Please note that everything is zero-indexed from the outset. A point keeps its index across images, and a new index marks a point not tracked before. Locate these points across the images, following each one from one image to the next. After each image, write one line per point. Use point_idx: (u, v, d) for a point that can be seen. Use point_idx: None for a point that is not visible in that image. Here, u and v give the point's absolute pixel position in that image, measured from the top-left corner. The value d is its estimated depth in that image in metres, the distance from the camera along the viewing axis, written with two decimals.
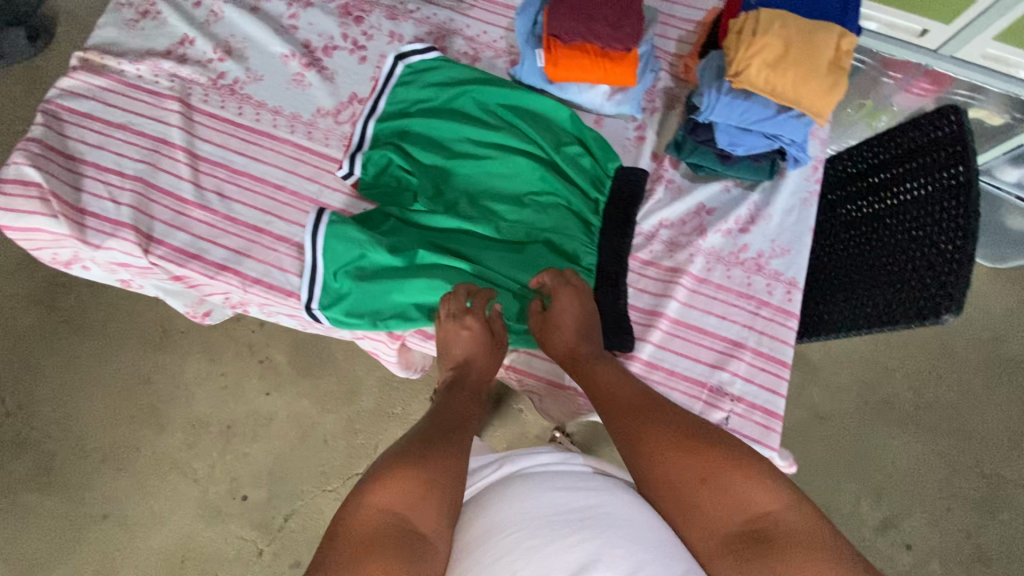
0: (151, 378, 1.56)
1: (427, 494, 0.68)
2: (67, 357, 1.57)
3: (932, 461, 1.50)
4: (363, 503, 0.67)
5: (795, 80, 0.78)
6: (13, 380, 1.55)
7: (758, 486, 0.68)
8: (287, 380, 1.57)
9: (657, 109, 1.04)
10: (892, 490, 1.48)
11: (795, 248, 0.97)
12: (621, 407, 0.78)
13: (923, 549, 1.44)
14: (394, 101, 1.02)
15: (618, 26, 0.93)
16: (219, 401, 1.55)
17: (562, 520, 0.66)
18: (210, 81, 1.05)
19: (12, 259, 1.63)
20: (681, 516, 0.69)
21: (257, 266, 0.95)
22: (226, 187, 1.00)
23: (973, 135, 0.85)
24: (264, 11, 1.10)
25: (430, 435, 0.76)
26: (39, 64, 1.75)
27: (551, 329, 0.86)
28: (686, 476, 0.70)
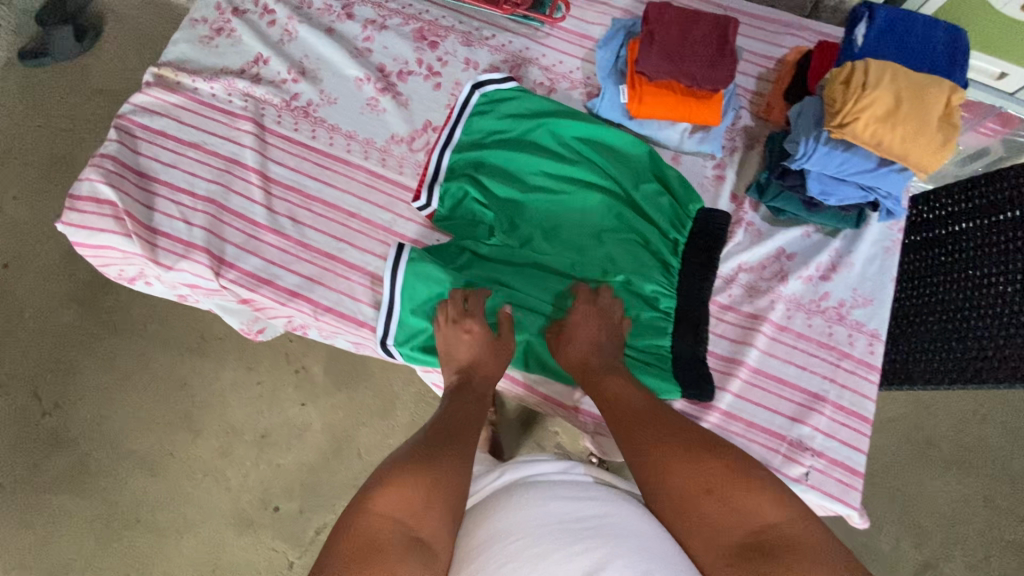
0: (188, 384, 1.49)
1: (429, 498, 0.68)
2: (106, 358, 1.50)
3: (975, 505, 1.46)
4: (363, 512, 0.66)
5: (905, 136, 0.75)
6: (48, 378, 1.48)
7: (762, 500, 0.68)
8: (323, 391, 1.48)
9: (737, 148, 1.01)
10: (934, 531, 1.44)
11: (878, 299, 0.94)
12: (633, 421, 0.78)
13: None
14: (471, 131, 1.01)
15: (711, 66, 0.90)
16: (255, 409, 1.47)
17: (566, 527, 0.67)
18: (283, 102, 1.04)
19: (53, 255, 1.55)
20: (684, 525, 0.70)
21: (329, 295, 0.94)
22: (299, 213, 0.98)
23: None
24: (339, 32, 1.09)
25: (433, 439, 0.77)
26: (86, 63, 1.67)
27: (570, 340, 0.87)
28: (691, 487, 0.71)
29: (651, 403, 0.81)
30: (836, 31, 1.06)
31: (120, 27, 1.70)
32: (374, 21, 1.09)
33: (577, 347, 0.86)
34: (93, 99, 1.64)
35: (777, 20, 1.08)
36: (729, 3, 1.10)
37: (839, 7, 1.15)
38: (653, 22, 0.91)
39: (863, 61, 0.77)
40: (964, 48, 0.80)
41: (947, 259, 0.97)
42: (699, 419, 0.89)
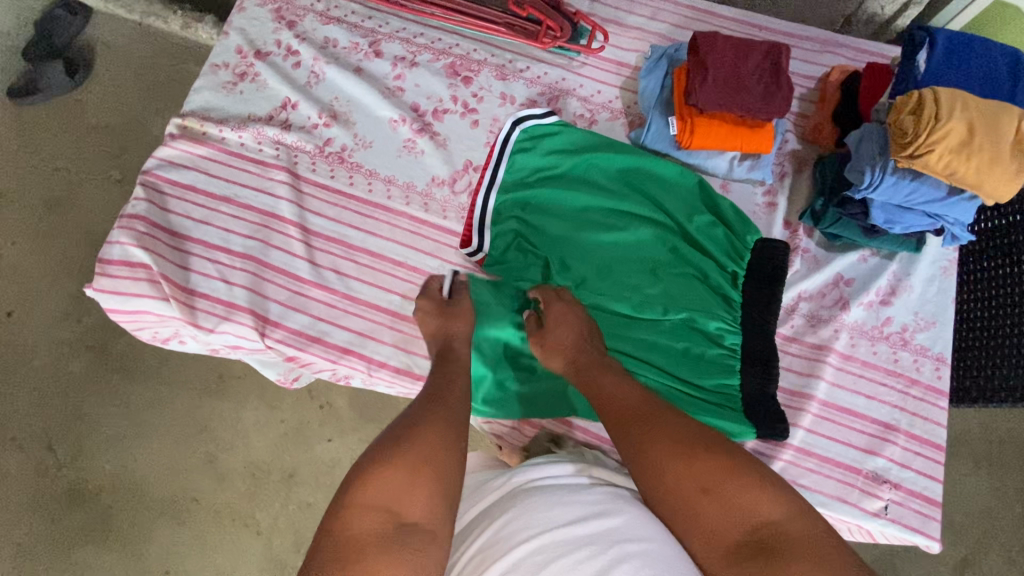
0: (210, 426, 1.38)
1: (417, 480, 0.62)
2: (122, 406, 1.38)
3: (1009, 498, 1.46)
4: (345, 506, 0.59)
5: (979, 167, 0.74)
6: (59, 428, 1.36)
7: (759, 496, 0.64)
8: (350, 425, 1.39)
9: (786, 174, 1.00)
10: (972, 528, 1.44)
11: (940, 321, 0.93)
12: (627, 417, 0.73)
13: None
14: (514, 170, 0.99)
15: (768, 98, 0.87)
16: (281, 448, 1.37)
17: (563, 538, 0.62)
18: (317, 149, 1.00)
19: (58, 301, 1.42)
20: (679, 520, 0.66)
21: (383, 349, 0.91)
22: (343, 264, 0.95)
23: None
24: (368, 71, 1.05)
25: (419, 415, 0.69)
26: (79, 98, 1.52)
27: (553, 350, 0.83)
28: (686, 484, 0.66)
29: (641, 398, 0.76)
30: (872, 47, 1.06)
31: (110, 55, 1.55)
32: (404, 58, 1.05)
33: (559, 353, 0.83)
34: (90, 136, 1.50)
35: (813, 38, 1.07)
36: (764, 22, 1.08)
37: (873, 19, 1.14)
38: (705, 52, 0.89)
39: (929, 92, 0.77)
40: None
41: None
42: (772, 457, 0.88)
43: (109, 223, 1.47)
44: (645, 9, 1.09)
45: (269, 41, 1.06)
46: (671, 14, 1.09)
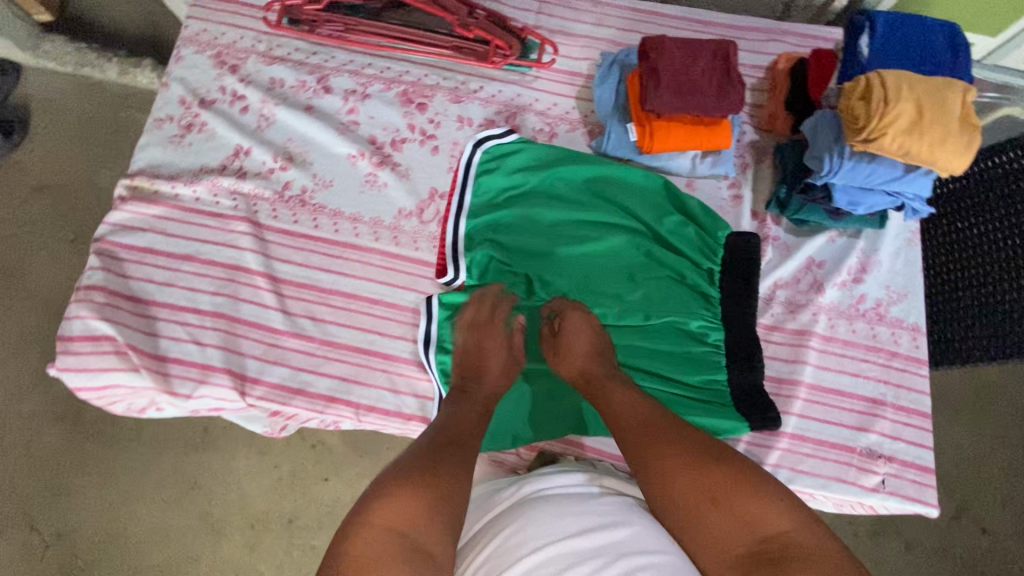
0: (201, 483, 1.33)
1: (433, 511, 0.61)
2: (104, 476, 1.32)
3: (992, 444, 1.55)
4: (360, 525, 0.58)
5: (931, 143, 0.76)
6: (40, 509, 1.29)
7: (769, 506, 0.63)
8: (347, 461, 1.36)
9: (748, 164, 1.01)
10: (961, 476, 1.53)
11: (911, 292, 0.96)
12: (636, 429, 0.73)
13: (997, 532, 1.49)
14: (481, 193, 0.98)
15: (722, 96, 0.88)
16: (277, 496, 1.33)
17: (571, 552, 0.62)
18: (276, 195, 0.97)
19: (21, 377, 1.35)
20: (686, 531, 0.65)
21: (369, 393, 0.89)
22: (317, 309, 0.92)
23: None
24: (319, 108, 1.03)
25: (432, 446, 0.69)
26: (18, 159, 1.45)
27: (564, 353, 0.83)
28: (695, 494, 0.65)
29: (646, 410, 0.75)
30: (815, 31, 1.08)
31: (45, 112, 1.48)
32: (355, 91, 1.04)
33: (568, 358, 0.83)
34: (35, 198, 1.43)
35: (756, 28, 1.10)
36: (707, 17, 1.10)
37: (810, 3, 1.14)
38: (655, 57, 0.89)
39: (875, 75, 0.78)
40: (964, 46, 0.82)
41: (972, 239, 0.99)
42: (769, 447, 0.88)
43: (65, 286, 1.40)
44: (591, 17, 1.10)
45: (213, 88, 1.03)
46: (616, 19, 1.10)
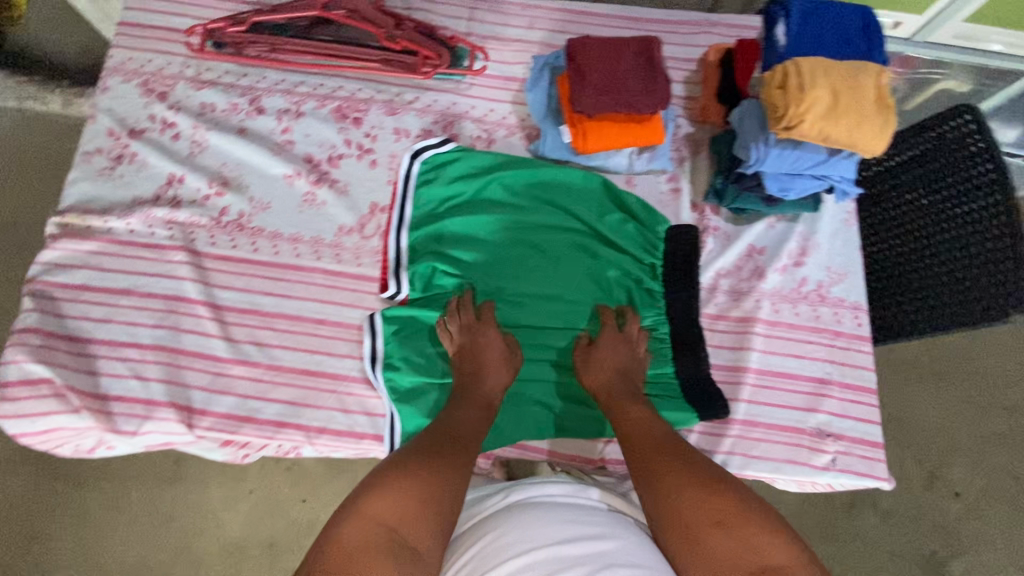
0: (171, 516, 1.30)
1: (423, 511, 0.63)
2: (68, 519, 1.28)
3: (957, 407, 1.61)
4: (353, 514, 0.61)
5: (849, 127, 0.77)
6: (4, 558, 1.26)
7: (770, 537, 0.64)
8: (323, 480, 1.34)
9: (685, 157, 1.02)
10: (931, 442, 1.58)
11: (851, 271, 0.98)
12: (649, 447, 0.75)
13: (969, 494, 1.55)
14: (421, 204, 0.98)
15: (649, 91, 0.88)
16: (254, 522, 1.31)
17: (557, 557, 0.62)
18: (213, 221, 0.96)
19: None
20: (680, 549, 0.66)
21: (319, 414, 0.88)
22: (261, 334, 0.91)
23: (1010, 174, 0.89)
24: (253, 130, 1.02)
25: (431, 446, 0.72)
26: None
27: (595, 364, 0.86)
28: (699, 515, 0.66)
29: (662, 432, 0.78)
30: (741, 21, 1.10)
31: None
32: (288, 110, 1.03)
33: (597, 367, 0.86)
34: None
35: (685, 21, 1.11)
36: (635, 13, 1.11)
37: None
38: (580, 58, 0.90)
39: (791, 62, 0.79)
40: (877, 30, 0.84)
41: (916, 213, 1.00)
42: (720, 434, 0.90)
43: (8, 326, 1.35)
44: (522, 20, 1.10)
45: (141, 117, 1.01)
46: (547, 21, 1.11)
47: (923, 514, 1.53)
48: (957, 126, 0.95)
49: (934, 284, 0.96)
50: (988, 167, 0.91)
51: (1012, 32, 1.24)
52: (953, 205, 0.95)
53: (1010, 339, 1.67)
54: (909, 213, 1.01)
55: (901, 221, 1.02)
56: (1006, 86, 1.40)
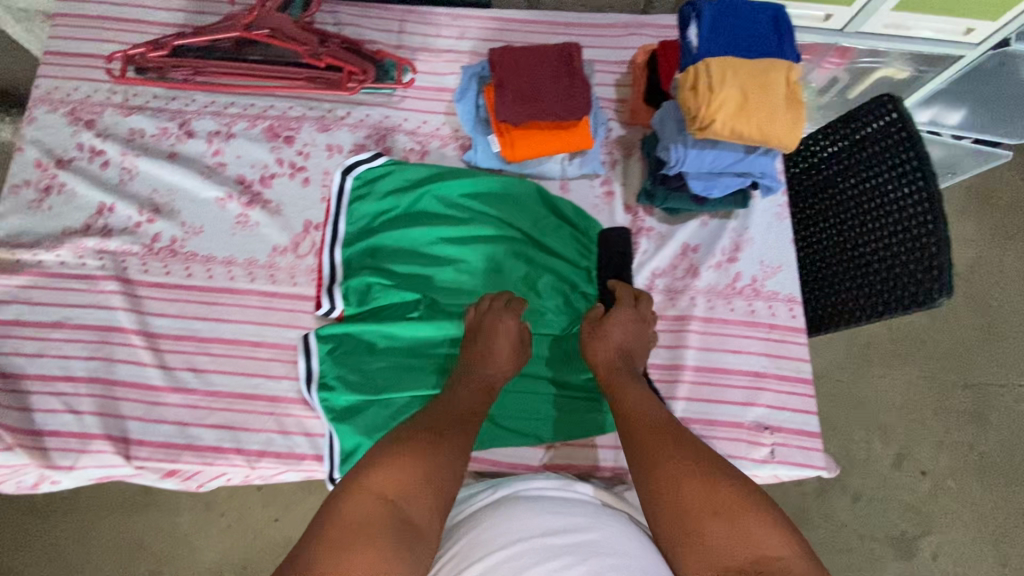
0: (137, 545, 1.29)
1: (427, 485, 0.62)
2: (29, 555, 1.26)
3: (921, 386, 1.64)
4: (355, 488, 0.60)
5: (760, 124, 0.78)
6: None
7: (770, 527, 0.58)
8: (294, 498, 1.33)
9: (617, 160, 1.04)
10: (897, 423, 1.61)
11: (784, 264, 0.99)
12: (649, 430, 0.70)
13: (937, 472, 1.57)
14: (355, 220, 0.98)
15: (569, 99, 0.89)
16: (227, 545, 1.30)
17: (540, 547, 0.59)
18: (145, 248, 0.96)
19: None
20: (674, 540, 0.61)
21: (258, 437, 0.88)
22: (198, 360, 0.91)
23: (930, 160, 0.90)
24: (183, 154, 1.01)
25: (434, 424, 0.71)
26: None
27: (597, 337, 0.84)
28: (696, 507, 0.60)
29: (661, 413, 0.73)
30: (668, 22, 1.12)
31: None
32: (218, 132, 1.02)
33: (602, 341, 0.84)
34: None
35: (614, 24, 1.12)
36: (564, 18, 1.12)
37: None
38: (500, 69, 0.90)
39: (702, 63, 0.80)
40: (787, 28, 0.85)
41: (848, 203, 1.01)
42: None
43: None
44: (452, 31, 1.11)
45: (69, 146, 1.01)
46: (478, 30, 1.11)
47: (893, 494, 1.55)
48: (880, 116, 0.96)
49: (870, 271, 0.96)
50: (911, 153, 0.92)
51: (939, 18, 1.26)
52: (880, 193, 0.96)
53: (970, 319, 1.70)
54: (842, 204, 1.02)
55: (837, 212, 1.04)
56: (942, 72, 1.42)
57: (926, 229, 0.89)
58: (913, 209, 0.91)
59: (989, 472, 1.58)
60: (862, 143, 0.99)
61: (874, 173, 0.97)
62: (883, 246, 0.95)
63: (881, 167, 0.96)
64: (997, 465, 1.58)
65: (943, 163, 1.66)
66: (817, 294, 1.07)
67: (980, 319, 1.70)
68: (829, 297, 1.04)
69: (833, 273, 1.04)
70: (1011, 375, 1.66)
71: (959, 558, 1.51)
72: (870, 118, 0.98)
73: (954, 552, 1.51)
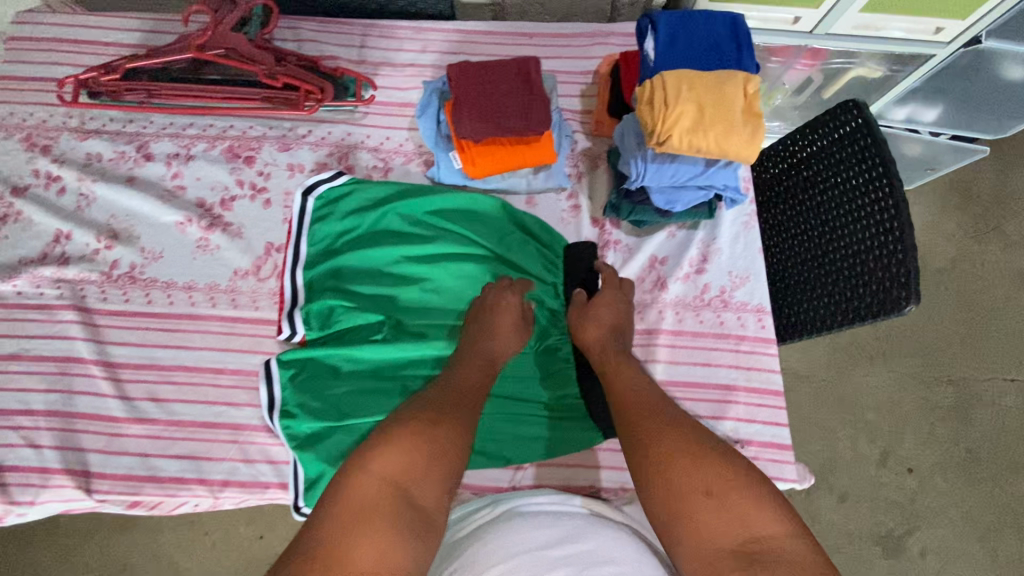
0: (117, 568, 1.25)
1: (431, 468, 0.61)
2: None
3: (904, 382, 1.62)
4: (358, 471, 0.59)
5: (717, 138, 0.77)
6: None
7: (764, 508, 0.58)
8: (279, 514, 1.31)
9: (582, 173, 1.03)
10: (882, 421, 1.59)
11: (753, 274, 0.98)
12: (642, 406, 0.71)
13: (923, 469, 1.56)
14: (317, 241, 0.96)
15: (527, 114, 0.88)
16: (211, 563, 1.26)
17: (536, 559, 0.58)
18: (104, 276, 0.94)
19: None
20: (663, 514, 0.60)
21: (221, 466, 0.87)
22: (159, 389, 0.90)
23: (895, 166, 0.86)
24: (142, 178, 1.00)
25: (436, 403, 0.70)
26: None
27: (589, 319, 0.86)
28: (687, 482, 0.60)
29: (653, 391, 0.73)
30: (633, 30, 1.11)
31: None
32: (178, 154, 1.01)
33: (595, 323, 0.85)
34: None
35: (578, 33, 1.11)
36: (528, 29, 1.11)
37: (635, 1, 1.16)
38: (457, 86, 0.89)
39: (658, 77, 0.79)
40: (746, 38, 0.84)
41: (818, 209, 0.99)
42: None
43: None
44: (415, 44, 1.09)
45: (25, 173, 0.99)
46: (441, 43, 1.10)
47: (880, 493, 1.54)
48: (845, 121, 0.92)
49: (840, 278, 0.94)
50: (876, 159, 0.88)
51: (909, 17, 1.24)
52: (847, 199, 0.93)
53: (952, 313, 1.68)
54: (812, 210, 1.00)
55: (807, 218, 1.02)
56: (914, 70, 1.40)
57: (892, 236, 0.86)
58: (879, 215, 0.88)
59: (974, 468, 1.56)
60: (828, 148, 0.96)
61: (841, 178, 0.94)
62: (852, 252, 0.93)
63: (847, 173, 0.93)
64: (982, 461, 1.57)
65: (923, 159, 1.64)
66: (793, 301, 1.05)
67: (964, 313, 1.68)
68: (804, 304, 1.03)
69: (806, 280, 1.02)
70: (993, 369, 1.63)
71: (947, 554, 1.50)
72: (835, 123, 0.95)
73: (943, 549, 1.50)
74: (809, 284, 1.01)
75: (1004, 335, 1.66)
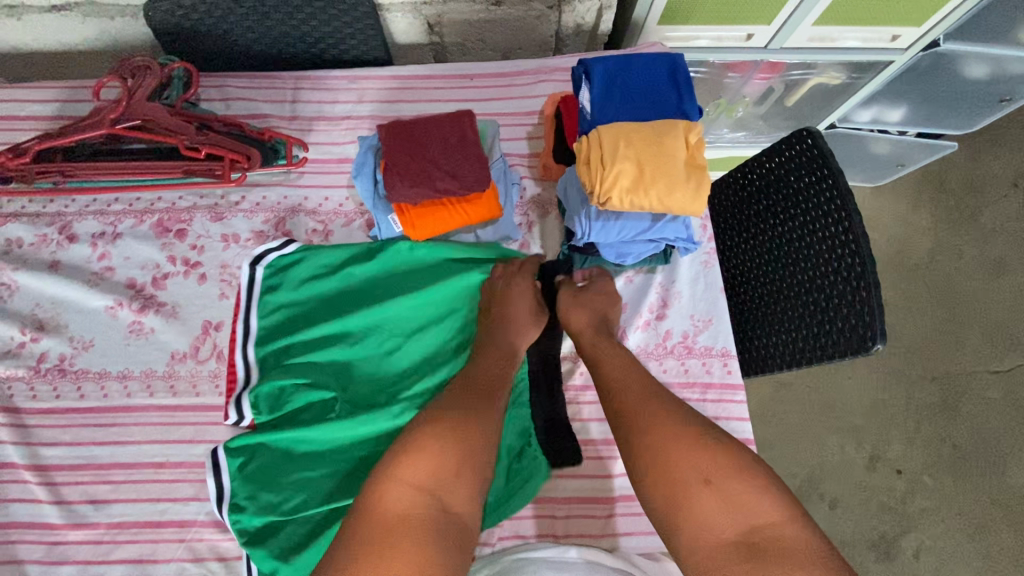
0: None
1: (459, 472, 0.63)
2: None
3: (887, 384, 1.53)
4: (387, 480, 0.61)
5: (660, 196, 0.73)
6: None
7: (762, 496, 0.59)
8: None
9: (533, 222, 0.99)
10: (866, 425, 1.49)
11: (715, 317, 0.95)
12: (635, 396, 0.71)
13: (913, 471, 1.46)
14: (267, 314, 0.90)
15: (463, 174, 0.83)
16: None
17: None
18: (31, 371, 0.89)
19: None
20: (665, 509, 0.62)
21: (168, 569, 0.81)
22: (97, 489, 0.85)
23: (850, 195, 0.78)
24: (67, 262, 0.94)
25: (459, 394, 0.71)
26: None
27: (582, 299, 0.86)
28: (686, 475, 0.62)
29: (648, 378, 0.74)
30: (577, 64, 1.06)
31: None
32: (104, 233, 0.95)
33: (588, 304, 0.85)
34: None
35: (520, 72, 1.06)
36: (469, 70, 1.06)
37: (580, 29, 1.11)
38: (389, 151, 0.84)
39: (594, 134, 0.75)
40: (686, 82, 0.80)
41: (776, 238, 0.91)
42: (598, 516, 0.87)
43: None
44: (350, 94, 1.04)
45: None
46: (377, 91, 1.04)
47: (868, 500, 1.44)
48: (799, 150, 0.85)
49: (802, 311, 0.86)
50: (830, 187, 0.81)
51: (863, 28, 1.18)
52: (805, 228, 0.85)
53: (932, 305, 1.59)
54: (769, 239, 0.93)
55: (764, 246, 0.94)
56: (874, 77, 1.33)
57: (852, 270, 0.78)
58: (837, 244, 0.80)
59: (965, 469, 1.46)
60: (783, 175, 0.89)
61: (796, 207, 0.86)
62: (812, 284, 0.85)
63: (801, 203, 0.85)
64: (972, 463, 1.46)
65: (891, 157, 1.58)
66: (756, 338, 0.97)
67: (947, 310, 1.58)
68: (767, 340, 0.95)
69: (767, 313, 0.94)
70: (976, 363, 1.54)
71: (945, 558, 1.39)
72: (787, 151, 0.87)
73: (939, 553, 1.40)
74: (777, 317, 0.92)
75: (986, 322, 1.57)
